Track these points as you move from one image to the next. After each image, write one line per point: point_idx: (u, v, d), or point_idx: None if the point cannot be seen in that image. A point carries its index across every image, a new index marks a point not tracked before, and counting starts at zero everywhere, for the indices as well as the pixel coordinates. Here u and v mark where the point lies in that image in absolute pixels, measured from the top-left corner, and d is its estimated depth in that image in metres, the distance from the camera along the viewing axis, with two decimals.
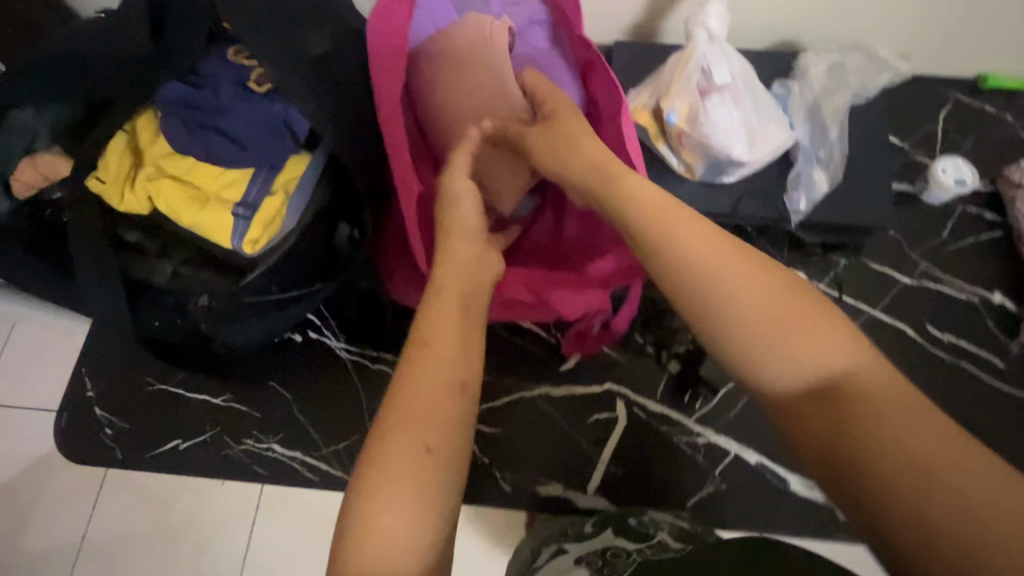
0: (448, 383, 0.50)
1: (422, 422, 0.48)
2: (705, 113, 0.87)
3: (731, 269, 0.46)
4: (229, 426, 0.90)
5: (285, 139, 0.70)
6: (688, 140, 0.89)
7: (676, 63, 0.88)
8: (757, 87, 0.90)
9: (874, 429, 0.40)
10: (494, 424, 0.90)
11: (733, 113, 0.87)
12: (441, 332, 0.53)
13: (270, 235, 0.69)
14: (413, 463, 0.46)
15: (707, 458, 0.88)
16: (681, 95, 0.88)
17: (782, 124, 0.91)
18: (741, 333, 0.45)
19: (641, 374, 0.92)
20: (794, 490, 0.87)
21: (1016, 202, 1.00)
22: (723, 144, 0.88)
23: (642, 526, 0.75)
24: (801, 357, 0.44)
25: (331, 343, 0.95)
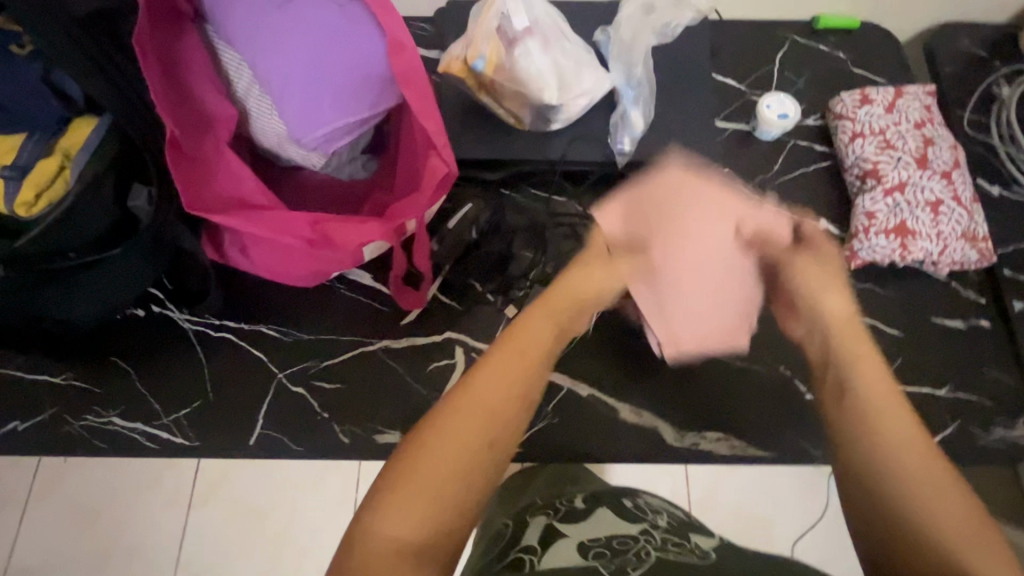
0: (505, 408, 0.57)
1: (480, 433, 0.55)
2: (514, 61, 0.90)
3: (888, 408, 0.58)
4: (71, 403, 0.90)
5: (52, 101, 0.71)
6: (503, 87, 0.92)
7: (481, 12, 0.91)
8: (566, 34, 0.93)
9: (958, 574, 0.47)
10: (334, 379, 0.91)
11: (541, 58, 0.90)
12: (529, 351, 0.62)
13: (46, 200, 0.70)
14: (449, 469, 0.53)
15: (541, 394, 0.90)
16: (486, 42, 0.89)
17: (596, 67, 0.94)
18: (858, 422, 0.58)
19: (480, 321, 0.95)
20: (624, 419, 0.89)
21: (839, 131, 1.04)
22: (536, 89, 0.91)
23: (638, 509, 0.81)
24: (918, 493, 0.53)
25: (174, 314, 0.94)
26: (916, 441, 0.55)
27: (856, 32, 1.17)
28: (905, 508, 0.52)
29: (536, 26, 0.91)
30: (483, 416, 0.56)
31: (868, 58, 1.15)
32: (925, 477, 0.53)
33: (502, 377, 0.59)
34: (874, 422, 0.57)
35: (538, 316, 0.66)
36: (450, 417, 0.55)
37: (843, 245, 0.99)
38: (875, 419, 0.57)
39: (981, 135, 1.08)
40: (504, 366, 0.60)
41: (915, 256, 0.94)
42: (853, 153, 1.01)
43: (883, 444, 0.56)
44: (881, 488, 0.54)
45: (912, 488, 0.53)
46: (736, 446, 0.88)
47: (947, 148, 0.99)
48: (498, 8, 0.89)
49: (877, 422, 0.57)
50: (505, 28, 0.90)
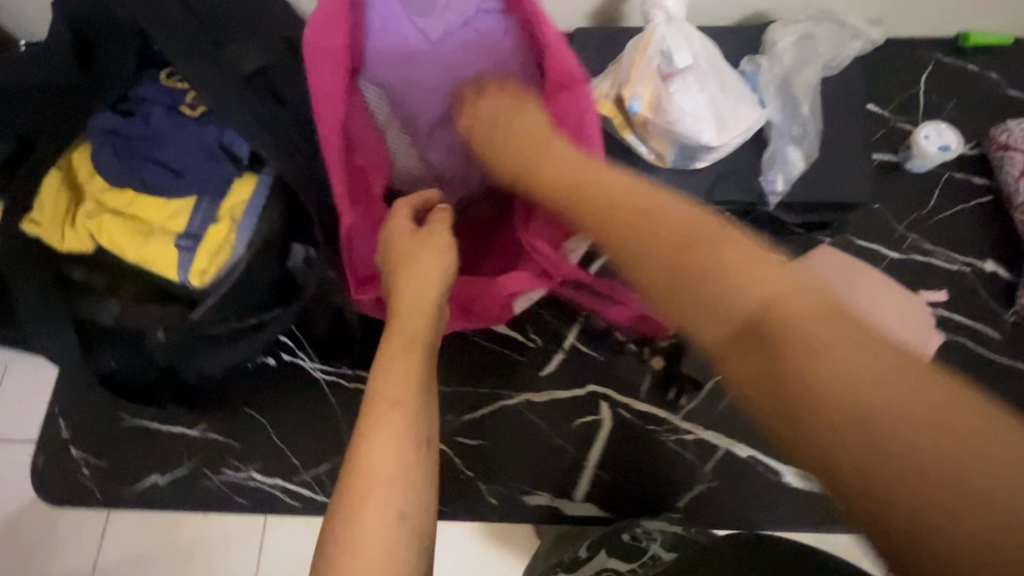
0: (403, 445, 0.46)
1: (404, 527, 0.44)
2: (670, 99, 0.84)
3: (812, 322, 0.37)
4: (209, 458, 0.88)
5: (224, 162, 0.67)
6: (655, 127, 0.86)
7: (634, 48, 0.85)
8: (724, 68, 0.87)
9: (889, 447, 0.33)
10: (475, 435, 0.88)
11: (698, 96, 0.85)
12: (400, 371, 0.50)
13: (218, 265, 0.66)
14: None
15: (696, 455, 0.85)
16: (642, 82, 0.84)
17: (753, 104, 0.88)
18: (803, 391, 0.36)
19: (624, 373, 0.90)
20: (788, 483, 0.84)
21: (1005, 164, 0.96)
22: (690, 129, 0.84)
23: (635, 541, 0.71)
24: (823, 370, 0.35)
25: (307, 364, 0.92)
26: (936, 410, 0.33)
27: (1008, 49, 1.07)
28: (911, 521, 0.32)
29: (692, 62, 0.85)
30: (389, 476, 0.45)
31: (1022, 79, 1.05)
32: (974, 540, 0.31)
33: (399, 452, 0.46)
34: (845, 457, 0.34)
35: (407, 314, 0.56)
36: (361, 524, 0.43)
37: (1016, 290, 0.92)
38: (874, 411, 0.34)
39: None
40: (385, 396, 0.48)
41: None
42: None
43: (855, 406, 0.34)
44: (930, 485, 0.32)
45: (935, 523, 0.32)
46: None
47: None
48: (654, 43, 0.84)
49: (813, 369, 0.36)
50: (663, 64, 0.84)
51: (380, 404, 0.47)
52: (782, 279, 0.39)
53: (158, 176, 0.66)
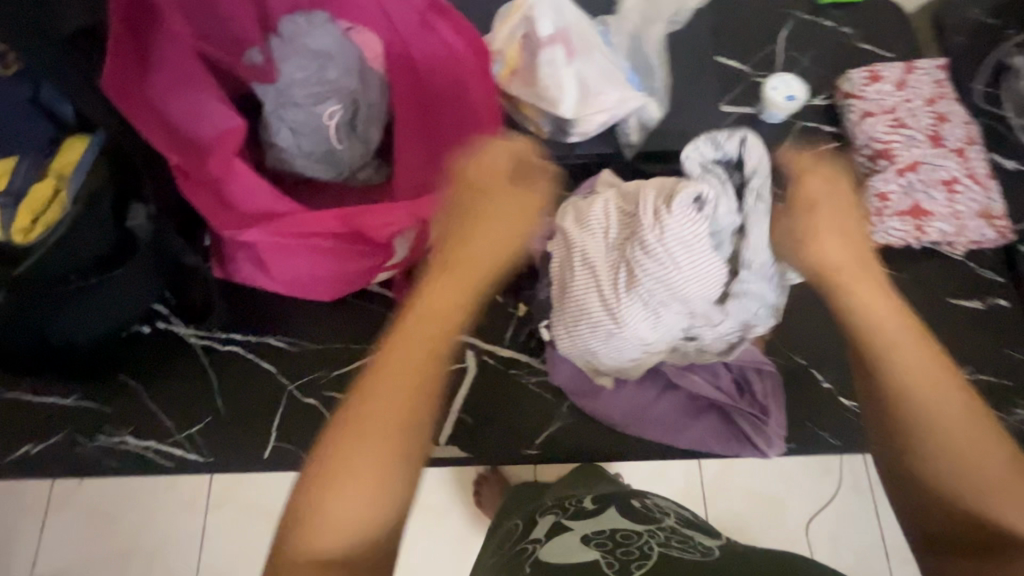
0: (392, 402, 0.55)
1: (373, 434, 0.53)
2: (535, 70, 0.87)
3: (923, 372, 0.53)
4: (81, 425, 0.90)
5: (43, 120, 0.70)
6: (522, 95, 0.89)
7: (506, 12, 0.88)
8: (594, 39, 0.88)
9: (920, 411, 0.52)
10: (345, 388, 0.91)
11: (566, 68, 0.86)
12: (413, 338, 0.59)
13: (43, 221, 0.68)
14: (389, 432, 0.54)
15: (555, 393, 0.89)
16: (508, 48, 0.88)
17: (618, 75, 0.89)
18: (895, 376, 0.53)
19: (488, 322, 0.93)
20: None
21: (848, 112, 1.01)
22: (553, 97, 0.87)
23: (647, 509, 0.73)
24: (917, 356, 0.54)
25: (180, 330, 0.94)
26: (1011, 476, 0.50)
27: (858, 7, 1.13)
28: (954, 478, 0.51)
29: (563, 33, 0.85)
30: (378, 425, 0.54)
31: (872, 32, 1.11)
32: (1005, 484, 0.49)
33: (438, 289, 0.63)
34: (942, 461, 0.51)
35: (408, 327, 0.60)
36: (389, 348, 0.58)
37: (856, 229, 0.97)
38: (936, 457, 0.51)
39: (991, 108, 1.06)
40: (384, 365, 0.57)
41: (930, 236, 0.93)
42: (864, 132, 0.98)
43: (929, 408, 0.52)
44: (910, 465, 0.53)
45: (934, 450, 0.51)
46: (776, 431, 0.84)
47: (960, 123, 0.96)
48: (525, 12, 0.86)
49: (950, 440, 0.51)
50: (530, 34, 0.86)
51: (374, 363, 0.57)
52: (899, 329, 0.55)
53: None
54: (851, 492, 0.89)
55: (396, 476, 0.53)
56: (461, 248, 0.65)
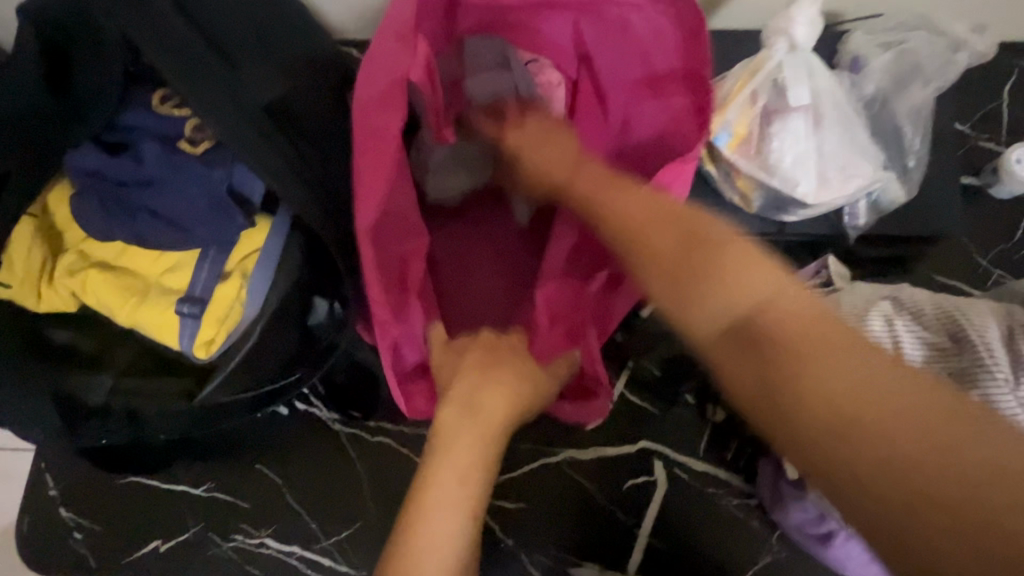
0: (453, 514, 0.52)
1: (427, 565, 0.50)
2: (767, 141, 0.73)
3: (883, 394, 0.34)
4: (215, 521, 0.79)
5: (231, 212, 0.56)
6: (745, 168, 0.74)
7: (742, 73, 0.73)
8: (843, 108, 0.74)
9: (877, 460, 0.33)
10: (515, 498, 0.79)
11: (809, 143, 0.72)
12: (463, 443, 0.55)
13: (228, 332, 0.56)
14: (439, 572, 0.50)
15: (762, 520, 0.77)
16: (739, 115, 0.73)
17: (864, 152, 0.74)
18: (832, 422, 0.34)
19: (679, 428, 0.81)
20: None
21: None
22: (787, 176, 0.72)
23: None
24: (826, 379, 0.35)
25: (322, 413, 0.83)
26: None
27: None
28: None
29: (813, 104, 0.72)
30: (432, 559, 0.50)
31: None
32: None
33: (480, 436, 0.56)
34: (891, 506, 0.32)
35: (459, 430, 0.56)
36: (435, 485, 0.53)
37: None
38: (923, 523, 0.32)
39: None
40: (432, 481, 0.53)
41: None
42: None
43: (868, 455, 0.33)
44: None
45: (912, 534, 0.32)
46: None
47: None
48: (768, 73, 0.72)
49: (895, 475, 0.32)
50: (772, 100, 0.73)
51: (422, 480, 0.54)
52: (847, 357, 0.35)
53: (163, 230, 0.56)
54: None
55: None
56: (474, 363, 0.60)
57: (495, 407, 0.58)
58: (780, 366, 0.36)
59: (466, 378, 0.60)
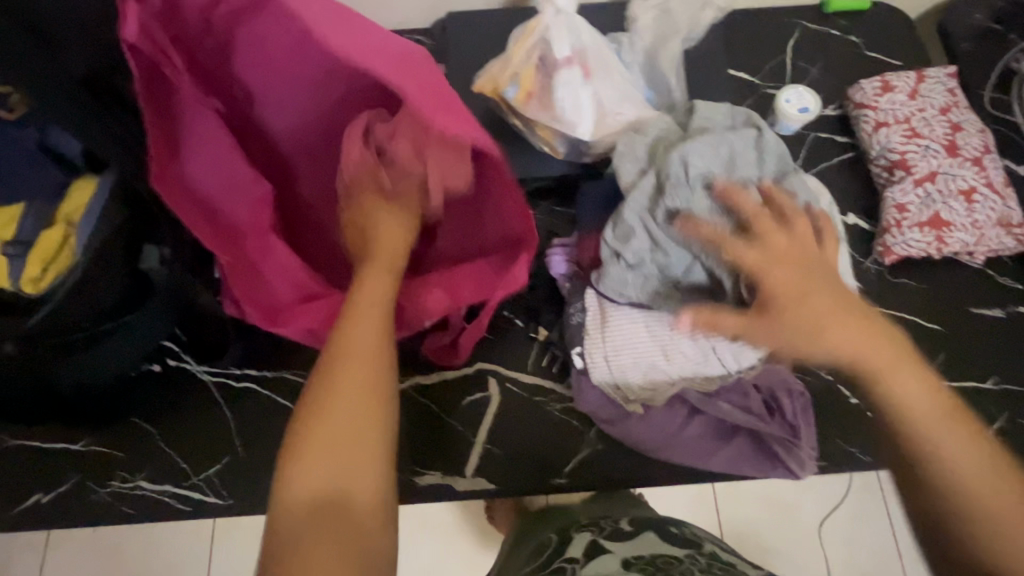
0: (362, 387, 0.56)
1: (331, 449, 0.53)
2: (549, 91, 0.85)
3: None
4: (93, 471, 0.86)
5: (51, 165, 0.69)
6: (533, 115, 0.86)
7: (521, 34, 0.86)
8: (609, 58, 0.86)
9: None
10: None
11: (584, 91, 0.84)
12: (361, 321, 0.62)
13: (53, 271, 0.68)
14: (351, 443, 0.54)
15: (581, 420, 0.87)
16: (522, 70, 0.85)
17: (634, 92, 0.87)
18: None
19: (510, 349, 0.91)
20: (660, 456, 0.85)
21: (862, 122, 1.00)
22: (569, 120, 0.84)
23: (687, 536, 0.76)
24: None
25: (192, 367, 0.91)
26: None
27: (867, 14, 1.13)
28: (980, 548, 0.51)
29: (579, 55, 0.84)
30: (342, 436, 0.54)
31: (880, 41, 1.11)
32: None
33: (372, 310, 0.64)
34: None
35: (363, 306, 0.64)
36: (320, 424, 0.54)
37: (873, 240, 0.96)
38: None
39: (1001, 115, 1.05)
40: (332, 375, 0.56)
41: (950, 247, 0.92)
42: (878, 142, 0.98)
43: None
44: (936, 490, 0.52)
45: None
46: (810, 453, 0.83)
47: (975, 132, 0.95)
48: (540, 32, 0.84)
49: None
50: (546, 55, 0.85)
51: (325, 375, 0.57)
52: None
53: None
54: (860, 495, 1.11)
55: (362, 494, 0.53)
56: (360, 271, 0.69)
57: (386, 255, 0.72)
58: None
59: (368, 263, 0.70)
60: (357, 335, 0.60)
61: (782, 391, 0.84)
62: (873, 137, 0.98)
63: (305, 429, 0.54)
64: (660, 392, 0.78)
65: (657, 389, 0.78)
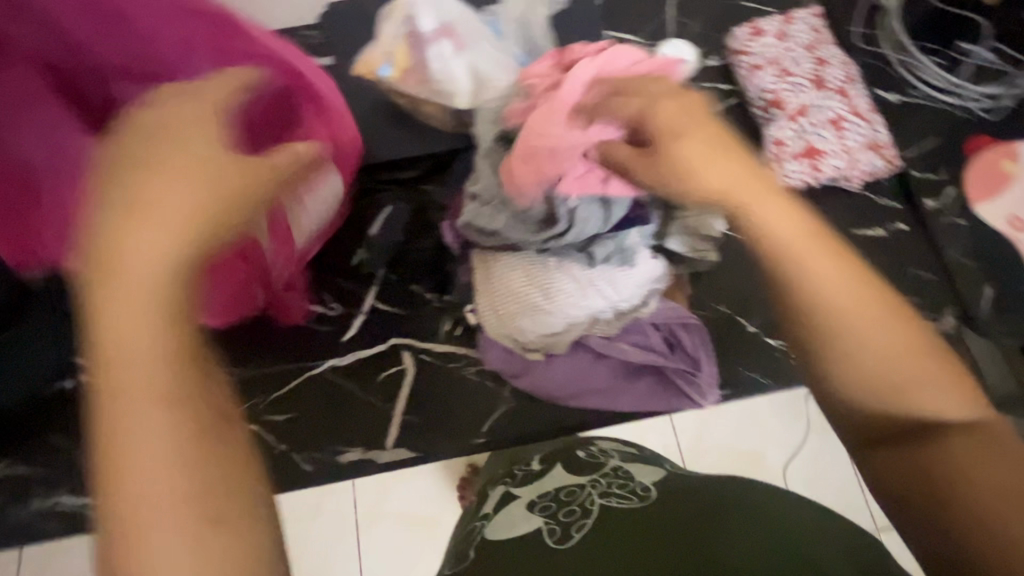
0: (170, 350, 0.38)
1: (156, 432, 0.36)
2: (424, 64, 0.87)
3: (785, 231, 0.49)
4: (12, 492, 0.86)
5: None
6: (412, 89, 0.89)
7: (390, 11, 0.88)
8: (479, 26, 0.88)
9: (771, 250, 0.49)
10: (285, 410, 0.89)
11: (454, 60, 0.86)
12: (163, 206, 0.40)
13: None
14: (179, 439, 0.37)
15: (495, 380, 0.90)
16: (395, 48, 0.87)
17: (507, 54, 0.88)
18: (777, 258, 0.49)
19: (420, 322, 0.93)
20: (570, 405, 0.88)
21: (739, 69, 1.04)
22: (445, 88, 0.87)
23: (590, 457, 0.78)
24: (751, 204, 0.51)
25: None
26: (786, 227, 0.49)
27: None
28: (848, 386, 0.49)
29: (447, 28, 0.86)
30: (172, 424, 0.37)
31: None
32: (912, 382, 0.47)
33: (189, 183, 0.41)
34: (788, 262, 0.49)
35: (179, 191, 0.41)
36: (132, 418, 0.36)
37: None
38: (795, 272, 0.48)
39: (871, 49, 1.09)
40: (129, 348, 0.37)
41: (826, 174, 0.97)
42: (755, 84, 1.02)
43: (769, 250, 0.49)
44: (821, 340, 0.49)
45: (794, 281, 0.48)
46: (710, 381, 0.87)
47: (839, 65, 1.01)
48: (407, 8, 0.86)
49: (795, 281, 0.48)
50: (414, 30, 0.87)
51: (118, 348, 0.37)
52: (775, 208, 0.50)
53: None
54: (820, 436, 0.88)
55: (223, 478, 0.37)
56: (168, 166, 0.42)
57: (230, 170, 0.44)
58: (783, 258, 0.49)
59: (145, 179, 0.41)
60: (174, 183, 0.41)
61: (684, 326, 0.87)
62: (748, 82, 1.03)
63: (118, 334, 0.37)
64: (557, 338, 0.81)
65: (556, 336, 0.81)
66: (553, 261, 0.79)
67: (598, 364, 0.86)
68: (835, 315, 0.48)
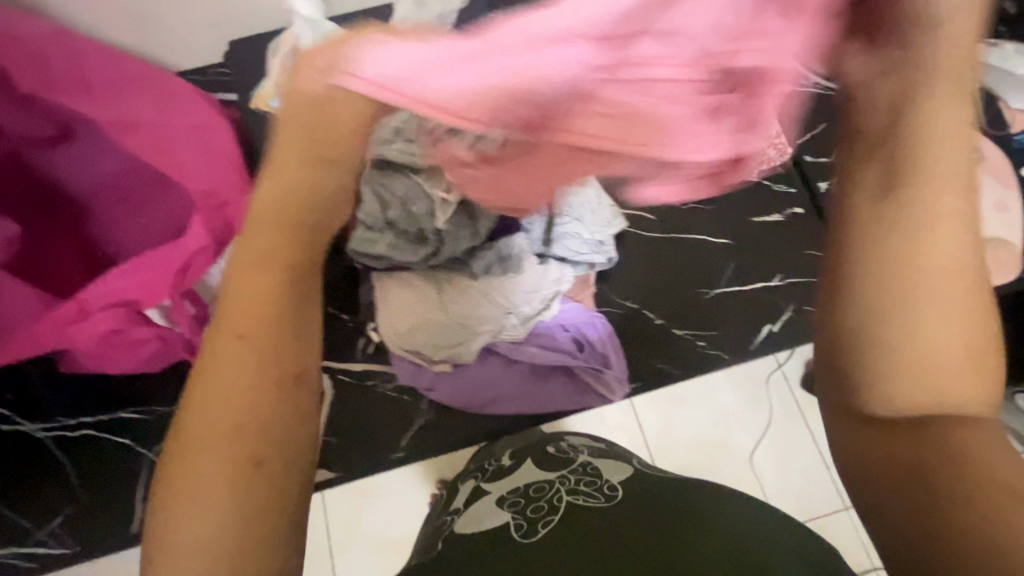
0: (255, 383, 0.39)
1: (219, 459, 0.38)
2: None
3: (946, 125, 0.39)
4: None
5: None
6: None
7: (278, 46, 0.92)
8: None
9: (923, 138, 0.39)
10: None
11: None
12: (249, 301, 0.41)
13: None
14: (236, 465, 0.38)
15: (411, 395, 0.91)
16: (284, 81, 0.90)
17: None
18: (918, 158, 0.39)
19: (335, 344, 0.94)
20: (487, 413, 0.90)
21: None
22: None
23: (561, 451, 0.81)
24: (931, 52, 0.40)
25: (24, 427, 0.90)
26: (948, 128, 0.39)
27: None
28: (936, 366, 0.39)
29: None
30: (228, 461, 0.38)
31: None
32: (997, 363, 0.39)
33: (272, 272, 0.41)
34: (905, 158, 0.40)
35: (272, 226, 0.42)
36: (199, 446, 0.38)
37: None
38: (921, 170, 0.39)
39: None
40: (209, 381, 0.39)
41: None
42: None
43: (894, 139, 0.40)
44: (913, 285, 0.39)
45: (917, 190, 0.39)
46: (618, 376, 0.90)
47: None
48: (293, 42, 0.90)
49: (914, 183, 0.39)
50: None
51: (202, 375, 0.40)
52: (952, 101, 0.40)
53: None
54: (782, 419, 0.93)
55: (275, 509, 0.38)
56: (321, 150, 0.43)
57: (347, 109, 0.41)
58: (916, 138, 0.40)
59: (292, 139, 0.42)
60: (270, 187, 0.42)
61: (589, 325, 0.90)
62: None
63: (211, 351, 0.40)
64: (461, 349, 0.84)
65: (459, 346, 0.84)
66: (443, 275, 0.83)
67: (510, 369, 0.88)
68: (949, 268, 0.39)
